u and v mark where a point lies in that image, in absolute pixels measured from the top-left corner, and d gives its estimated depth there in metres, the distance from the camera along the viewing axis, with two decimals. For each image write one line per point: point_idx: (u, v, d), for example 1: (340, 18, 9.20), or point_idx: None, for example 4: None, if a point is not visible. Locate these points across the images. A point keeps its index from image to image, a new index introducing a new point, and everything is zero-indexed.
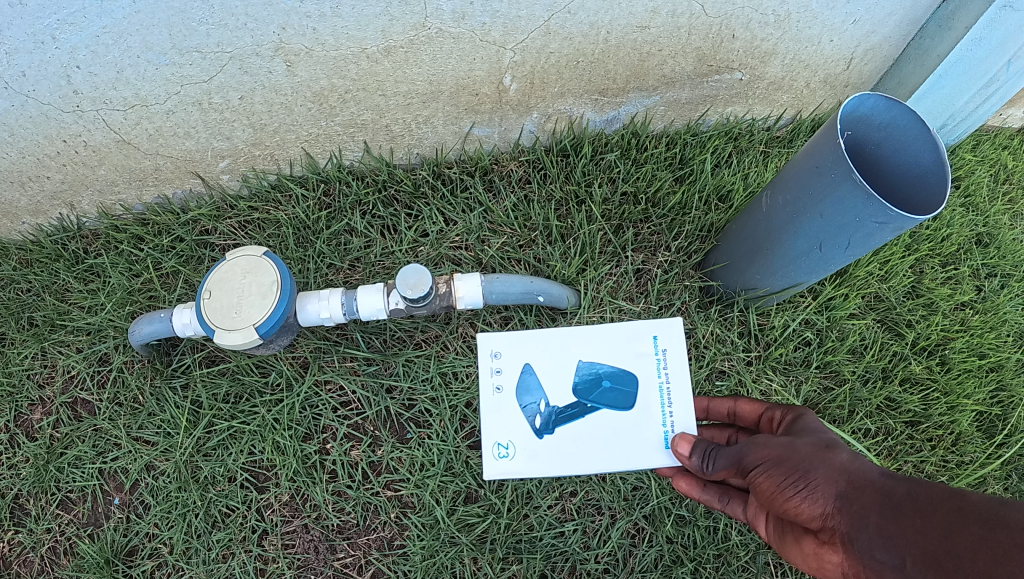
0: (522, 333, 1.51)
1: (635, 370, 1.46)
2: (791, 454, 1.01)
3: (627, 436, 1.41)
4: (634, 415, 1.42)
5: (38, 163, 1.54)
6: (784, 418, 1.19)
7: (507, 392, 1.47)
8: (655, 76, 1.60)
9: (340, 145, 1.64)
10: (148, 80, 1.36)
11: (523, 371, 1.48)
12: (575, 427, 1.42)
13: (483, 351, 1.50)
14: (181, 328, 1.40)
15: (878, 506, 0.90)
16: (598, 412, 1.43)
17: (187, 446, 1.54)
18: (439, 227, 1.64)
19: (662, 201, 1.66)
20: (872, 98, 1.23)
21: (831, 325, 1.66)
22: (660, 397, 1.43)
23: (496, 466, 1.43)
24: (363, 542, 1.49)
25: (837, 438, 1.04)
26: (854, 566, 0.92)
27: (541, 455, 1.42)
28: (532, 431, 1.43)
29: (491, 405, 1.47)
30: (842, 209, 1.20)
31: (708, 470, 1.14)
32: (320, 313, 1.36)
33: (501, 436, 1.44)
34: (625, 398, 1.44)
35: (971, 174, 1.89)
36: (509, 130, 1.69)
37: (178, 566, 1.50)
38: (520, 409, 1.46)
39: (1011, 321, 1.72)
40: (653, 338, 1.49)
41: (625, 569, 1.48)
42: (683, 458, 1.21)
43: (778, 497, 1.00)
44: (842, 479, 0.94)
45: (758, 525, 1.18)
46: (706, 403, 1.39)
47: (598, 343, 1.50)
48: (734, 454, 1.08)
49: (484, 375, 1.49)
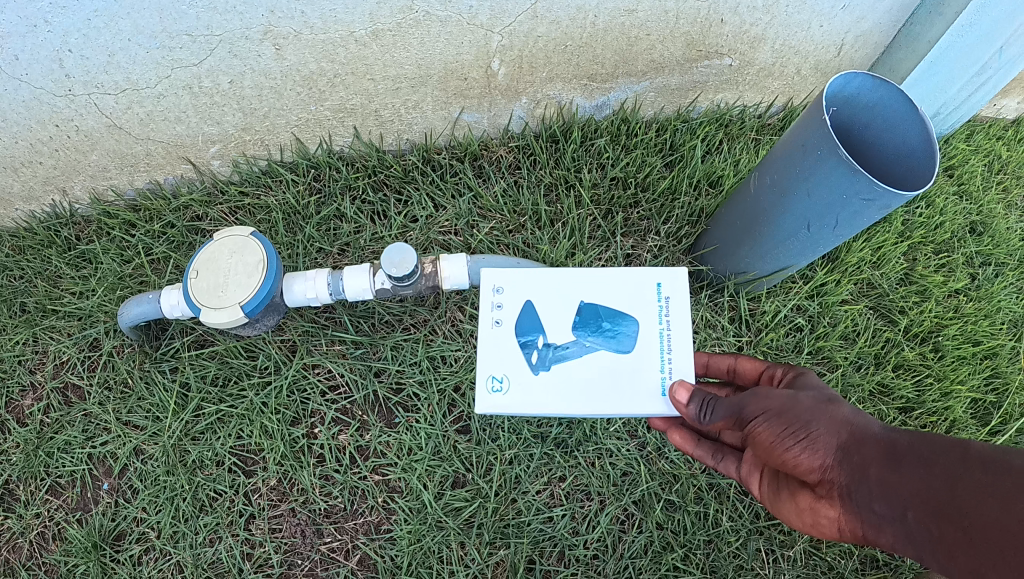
0: (527, 269, 1.28)
1: (636, 313, 1.22)
2: (792, 405, 0.97)
3: (626, 382, 1.16)
4: (633, 360, 1.17)
5: (31, 149, 1.54)
6: (785, 376, 1.15)
7: (507, 326, 1.22)
8: (643, 62, 1.61)
9: (330, 130, 1.66)
10: (139, 65, 1.37)
11: (523, 308, 1.24)
12: (571, 366, 1.17)
13: (484, 285, 1.26)
14: (169, 309, 1.40)
15: (880, 459, 0.89)
16: (595, 352, 1.18)
17: (175, 429, 1.54)
18: (428, 212, 1.64)
19: (651, 186, 1.67)
20: (859, 77, 1.23)
21: (823, 311, 1.65)
22: (660, 343, 1.19)
23: (487, 401, 1.16)
24: (350, 527, 1.48)
25: (836, 392, 1.02)
26: (851, 519, 0.93)
27: (539, 392, 1.15)
28: (527, 367, 1.18)
29: (485, 340, 1.21)
30: (828, 188, 1.20)
31: (704, 421, 1.05)
32: (306, 294, 1.38)
33: (495, 368, 1.18)
34: (624, 340, 1.19)
35: (964, 164, 1.87)
36: (498, 116, 1.71)
37: (165, 550, 1.49)
38: (516, 346, 1.20)
39: (1005, 309, 1.71)
40: (657, 285, 1.24)
41: (614, 555, 1.45)
42: (679, 405, 1.08)
43: (776, 449, 0.97)
44: (844, 431, 0.93)
45: (749, 484, 1.18)
46: (706, 359, 1.33)
47: (603, 282, 1.26)
48: (733, 405, 1.01)
49: (483, 309, 1.24)
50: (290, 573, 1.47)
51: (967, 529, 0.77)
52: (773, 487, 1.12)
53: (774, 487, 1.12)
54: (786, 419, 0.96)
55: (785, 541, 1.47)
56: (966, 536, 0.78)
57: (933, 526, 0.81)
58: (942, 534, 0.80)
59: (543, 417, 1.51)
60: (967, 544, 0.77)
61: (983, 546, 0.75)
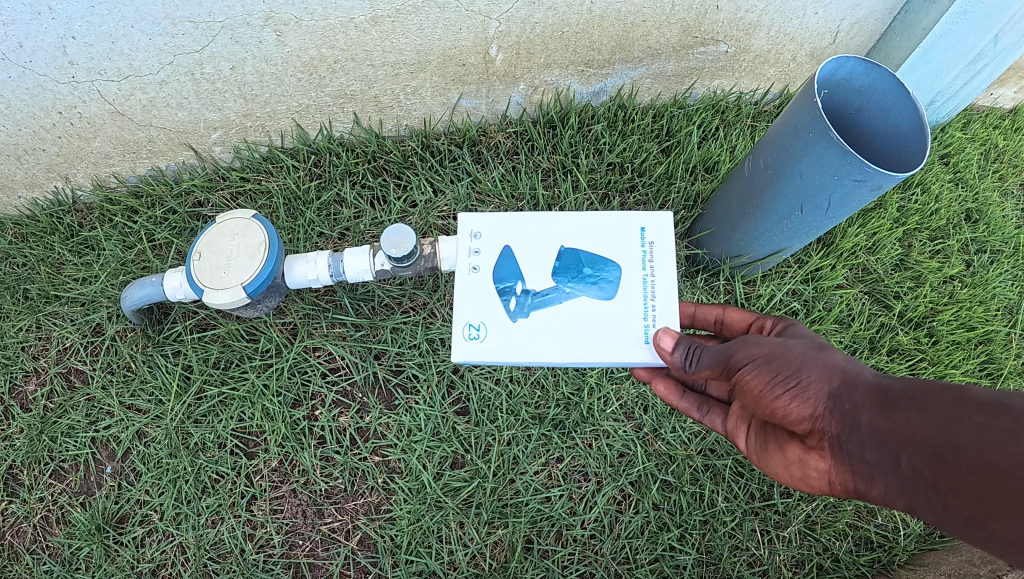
0: (506, 215, 1.29)
1: (619, 259, 1.23)
2: (782, 352, 1.02)
3: (608, 328, 1.16)
4: (615, 306, 1.18)
5: (34, 136, 1.56)
6: (774, 327, 1.23)
7: (484, 272, 1.22)
8: (640, 48, 1.63)
9: (330, 116, 1.68)
10: (141, 51, 1.38)
11: (502, 253, 1.25)
12: (550, 312, 1.17)
13: (463, 230, 1.27)
14: (172, 292, 1.43)
15: (872, 406, 0.94)
16: (575, 298, 1.18)
17: (178, 412, 1.56)
18: (427, 197, 1.67)
19: (648, 171, 1.69)
20: (850, 62, 1.25)
21: (818, 296, 1.67)
22: (643, 289, 1.19)
23: (465, 349, 1.16)
24: (351, 507, 1.50)
25: (825, 340, 1.07)
26: (842, 470, 0.99)
27: (516, 339, 1.15)
28: (505, 313, 1.18)
29: (464, 286, 1.21)
30: (819, 168, 1.21)
31: (690, 369, 1.09)
32: (308, 276, 1.41)
33: (474, 315, 1.17)
34: (606, 287, 1.20)
35: (961, 152, 1.88)
36: (496, 102, 1.73)
37: (168, 532, 1.50)
38: (494, 292, 1.20)
39: (999, 296, 1.73)
40: (640, 230, 1.26)
41: (610, 535, 1.46)
42: (663, 351, 1.10)
43: (765, 397, 1.02)
44: (835, 378, 0.98)
45: (737, 438, 1.26)
46: (693, 310, 1.38)
47: (584, 229, 1.27)
48: (721, 353, 1.06)
49: (460, 255, 1.25)
50: (291, 553, 1.49)
51: (962, 472, 0.83)
52: (761, 439, 1.19)
53: (760, 438, 1.19)
54: (775, 366, 1.01)
55: (780, 521, 1.49)
56: (960, 479, 0.83)
57: (927, 472, 0.87)
58: (936, 478, 0.86)
59: (540, 398, 1.53)
60: (962, 487, 0.82)
61: (978, 488, 0.81)
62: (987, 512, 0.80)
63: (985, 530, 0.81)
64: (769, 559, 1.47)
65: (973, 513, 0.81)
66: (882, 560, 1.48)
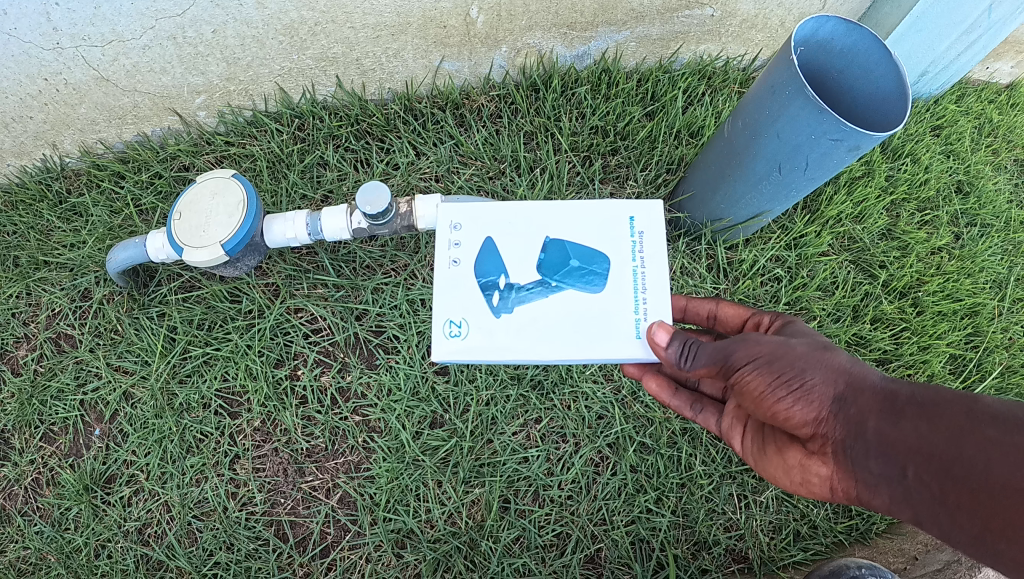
0: (486, 203, 1.28)
1: (608, 250, 1.22)
2: (784, 352, 1.00)
3: (596, 322, 1.16)
4: (603, 300, 1.17)
5: (21, 103, 1.57)
6: (772, 324, 1.22)
7: (465, 265, 1.21)
8: (624, 11, 1.62)
9: (312, 79, 1.69)
10: (123, 16, 1.38)
11: (484, 246, 1.23)
12: (536, 307, 1.17)
13: (442, 221, 1.26)
14: (155, 253, 1.44)
15: (879, 411, 0.95)
16: (562, 292, 1.18)
17: (162, 373, 1.57)
18: (409, 159, 1.68)
19: (631, 135, 1.70)
20: (832, 21, 1.23)
21: (801, 263, 1.67)
22: (634, 281, 1.19)
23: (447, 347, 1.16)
24: (331, 466, 1.52)
25: (826, 337, 1.06)
26: (845, 478, 1.00)
27: (500, 335, 1.15)
28: (489, 309, 1.17)
29: (446, 280, 1.20)
30: (796, 128, 1.20)
31: (684, 367, 1.06)
32: (286, 235, 1.43)
33: (455, 312, 1.17)
34: (595, 280, 1.19)
35: (954, 123, 1.85)
36: (479, 65, 1.74)
37: (154, 490, 1.52)
38: (478, 287, 1.19)
39: (989, 269, 1.71)
40: (629, 220, 1.25)
41: (587, 496, 1.48)
42: (658, 345, 1.08)
43: (767, 399, 1.01)
44: (840, 381, 0.98)
45: (732, 439, 1.25)
46: (685, 303, 1.38)
47: (570, 220, 1.26)
48: (718, 351, 1.03)
49: (441, 248, 1.24)
50: (273, 511, 1.51)
51: (972, 489, 0.84)
52: (759, 441, 1.19)
53: (757, 441, 1.19)
54: (777, 367, 0.99)
55: (757, 486, 1.49)
56: (970, 496, 0.84)
57: (935, 485, 0.88)
58: (945, 492, 0.87)
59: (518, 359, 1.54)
60: (971, 502, 0.84)
61: (989, 506, 0.82)
62: (996, 531, 0.82)
63: (991, 547, 0.83)
64: (745, 523, 1.48)
65: (982, 531, 0.83)
66: (859, 528, 1.48)
